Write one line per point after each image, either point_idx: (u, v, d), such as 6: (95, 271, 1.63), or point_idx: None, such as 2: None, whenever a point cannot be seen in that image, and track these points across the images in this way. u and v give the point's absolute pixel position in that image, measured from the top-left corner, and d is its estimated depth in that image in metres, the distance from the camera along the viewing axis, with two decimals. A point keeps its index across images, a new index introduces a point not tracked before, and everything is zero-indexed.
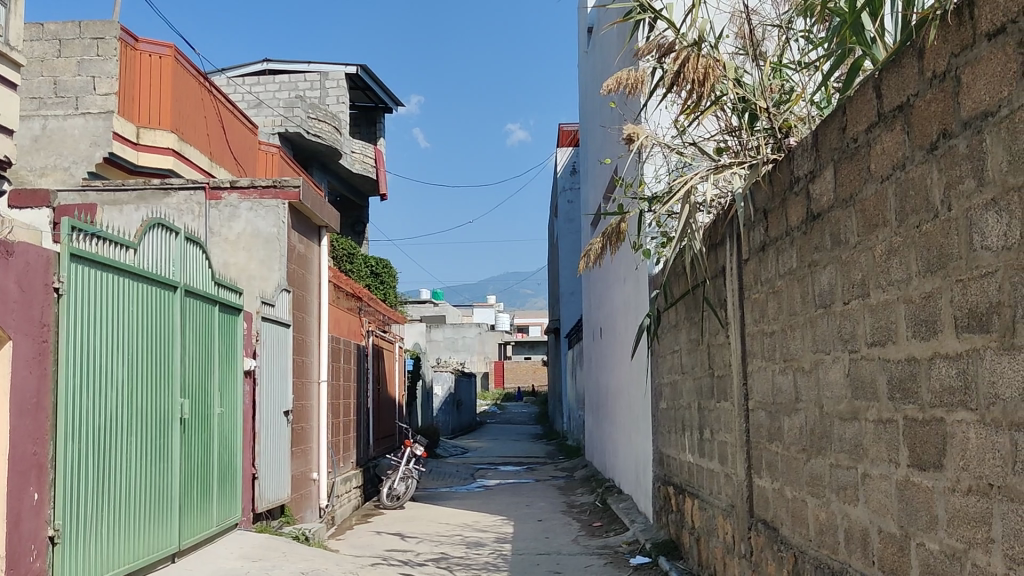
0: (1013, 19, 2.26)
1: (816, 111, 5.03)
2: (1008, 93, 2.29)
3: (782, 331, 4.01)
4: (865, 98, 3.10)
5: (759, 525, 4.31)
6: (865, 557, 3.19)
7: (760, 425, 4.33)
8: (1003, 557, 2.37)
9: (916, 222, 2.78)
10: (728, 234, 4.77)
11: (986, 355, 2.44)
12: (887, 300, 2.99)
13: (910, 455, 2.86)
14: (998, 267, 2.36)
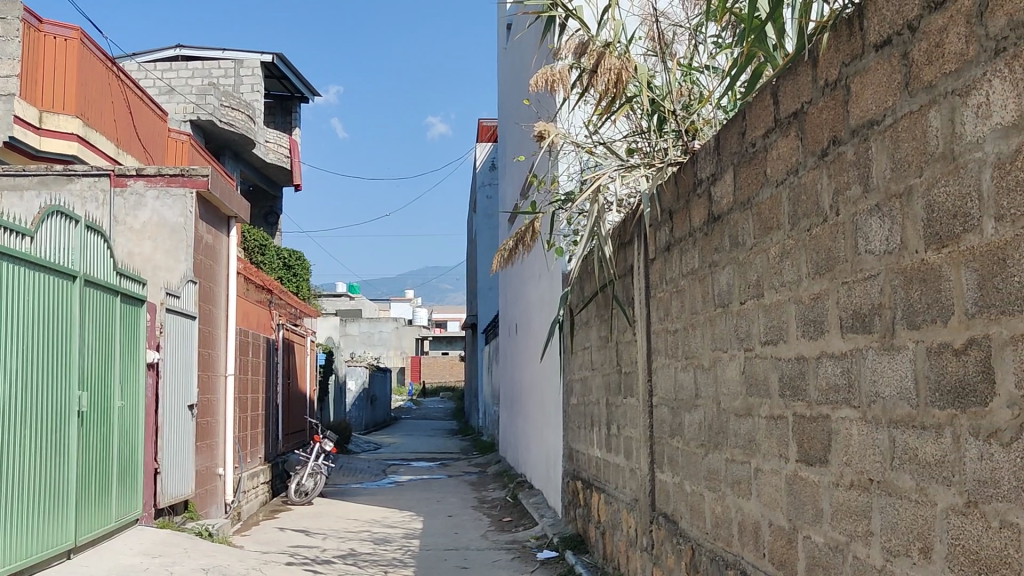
0: (898, 31, 2.35)
1: (721, 114, 5.15)
2: (892, 102, 2.39)
3: (683, 330, 4.09)
4: (763, 104, 3.18)
5: (660, 519, 4.39)
6: (757, 550, 3.27)
7: (663, 420, 4.41)
8: (882, 550, 2.47)
9: (807, 225, 2.87)
10: (636, 233, 4.84)
11: (868, 354, 2.53)
12: (780, 300, 3.08)
13: (798, 450, 2.95)
14: (880, 270, 2.45)
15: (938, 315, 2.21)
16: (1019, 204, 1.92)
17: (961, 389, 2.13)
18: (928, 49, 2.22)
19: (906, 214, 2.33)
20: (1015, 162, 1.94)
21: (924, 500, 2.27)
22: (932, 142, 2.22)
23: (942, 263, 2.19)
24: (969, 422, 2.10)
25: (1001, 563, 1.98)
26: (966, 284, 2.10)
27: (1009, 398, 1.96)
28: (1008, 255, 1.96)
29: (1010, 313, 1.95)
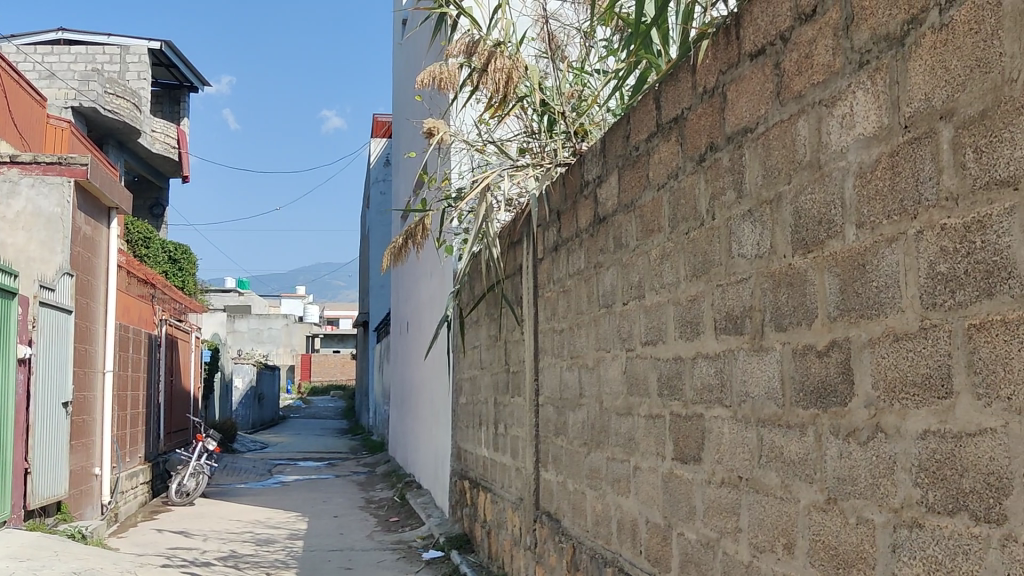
0: (771, 42, 2.42)
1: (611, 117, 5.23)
2: (765, 111, 2.46)
3: (569, 330, 4.13)
4: (647, 108, 3.24)
5: (544, 517, 4.42)
6: (634, 547, 3.32)
7: (548, 419, 4.44)
8: (749, 546, 2.53)
9: (686, 229, 2.93)
10: (525, 233, 4.87)
11: (739, 356, 2.61)
12: (659, 302, 3.14)
13: (674, 449, 3.01)
14: (751, 274, 2.52)
15: (803, 318, 2.29)
16: (878, 213, 2.00)
17: (823, 390, 2.22)
18: (798, 60, 2.30)
19: (776, 220, 2.41)
20: (874, 173, 2.02)
21: (787, 497, 2.35)
22: (800, 150, 2.30)
23: (807, 268, 2.27)
24: (830, 422, 2.17)
25: (858, 558, 2.06)
26: (829, 288, 2.18)
27: (866, 398, 2.05)
28: (868, 261, 2.04)
29: (869, 317, 2.04)
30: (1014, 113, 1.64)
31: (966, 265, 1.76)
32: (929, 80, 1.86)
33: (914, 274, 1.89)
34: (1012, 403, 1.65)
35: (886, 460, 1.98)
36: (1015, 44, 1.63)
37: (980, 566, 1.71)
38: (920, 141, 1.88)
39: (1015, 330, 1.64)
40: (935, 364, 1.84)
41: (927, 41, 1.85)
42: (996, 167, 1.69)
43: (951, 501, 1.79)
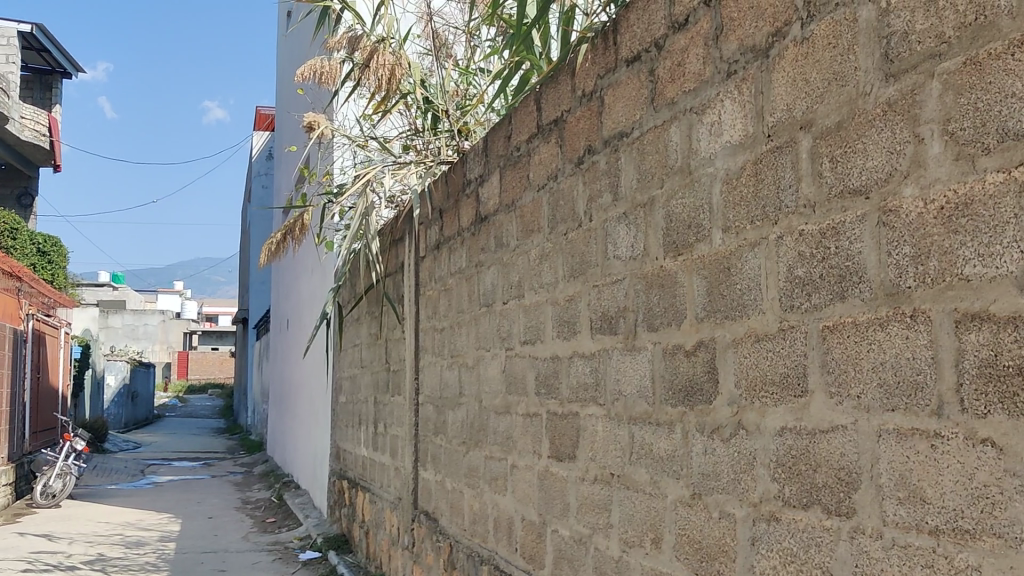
0: (646, 49, 2.48)
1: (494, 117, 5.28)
2: (640, 116, 2.52)
3: (449, 328, 4.13)
4: (528, 110, 3.27)
5: (422, 516, 4.41)
6: (509, 545, 3.34)
7: (427, 418, 4.43)
8: (619, 541, 2.58)
9: (564, 230, 2.97)
10: (407, 230, 4.85)
11: (613, 355, 2.66)
12: (538, 301, 3.17)
13: (550, 447, 3.04)
14: (626, 275, 2.58)
15: (673, 319, 2.35)
16: (742, 219, 2.08)
17: (690, 388, 2.28)
18: (671, 68, 2.36)
19: (649, 223, 2.47)
20: (739, 179, 2.10)
21: (655, 492, 2.40)
22: (672, 156, 2.36)
23: (677, 270, 2.33)
24: (696, 418, 2.24)
25: (719, 551, 2.12)
26: (697, 290, 2.25)
27: (730, 396, 2.12)
28: (732, 264, 2.11)
29: (732, 318, 2.11)
30: (867, 125, 1.73)
31: (822, 270, 1.84)
32: (791, 91, 1.94)
33: (775, 278, 1.97)
34: (861, 401, 1.74)
35: (747, 457, 2.05)
36: (869, 59, 1.73)
37: (831, 557, 1.79)
38: (782, 150, 1.96)
39: (865, 332, 1.73)
40: (792, 363, 1.92)
41: (789, 53, 1.93)
42: (850, 176, 1.78)
43: (806, 495, 1.87)
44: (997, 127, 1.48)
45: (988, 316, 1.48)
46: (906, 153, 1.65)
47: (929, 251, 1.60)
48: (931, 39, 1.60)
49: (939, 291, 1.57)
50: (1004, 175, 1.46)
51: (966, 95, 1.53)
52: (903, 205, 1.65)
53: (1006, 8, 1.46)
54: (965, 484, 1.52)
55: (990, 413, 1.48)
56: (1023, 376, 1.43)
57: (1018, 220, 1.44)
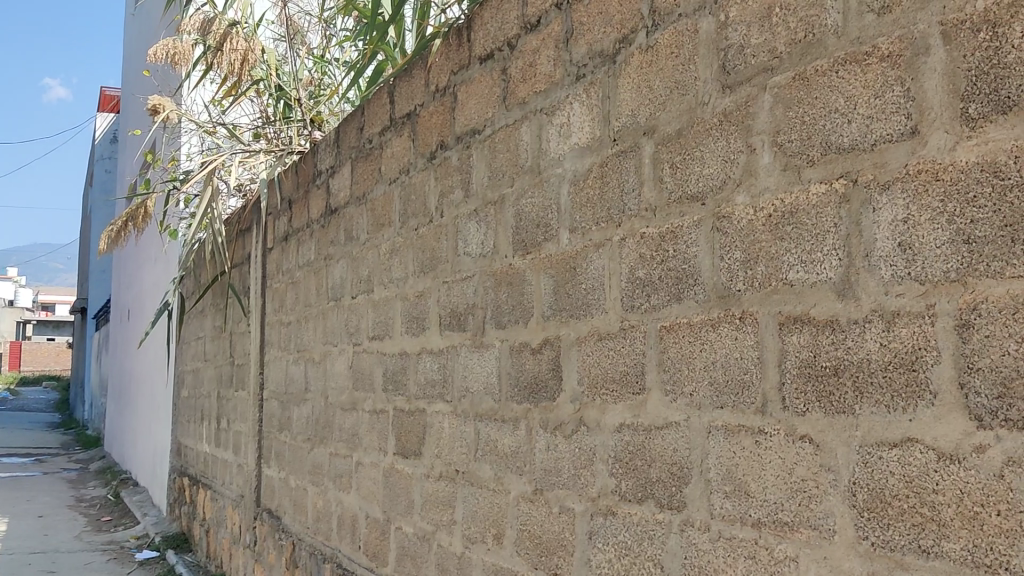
0: (499, 47, 2.50)
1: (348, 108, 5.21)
2: (492, 114, 2.53)
3: (297, 322, 4.05)
4: (381, 102, 3.25)
5: (264, 514, 4.31)
6: (353, 542, 3.30)
7: (272, 414, 4.33)
8: (462, 537, 2.58)
9: (415, 225, 2.96)
10: (254, 221, 4.73)
11: (461, 352, 2.66)
12: (386, 296, 3.15)
13: (396, 444, 3.03)
14: (475, 272, 2.59)
15: (520, 316, 2.37)
16: (589, 219, 2.12)
17: (535, 386, 2.31)
18: (523, 68, 2.39)
19: (498, 221, 2.48)
20: (586, 182, 2.14)
21: (499, 489, 2.42)
22: (522, 155, 2.39)
23: (525, 269, 2.36)
24: (540, 416, 2.27)
25: (559, 546, 2.16)
26: (544, 289, 2.28)
27: (572, 393, 2.16)
28: (578, 264, 2.15)
29: (577, 317, 2.15)
30: (704, 133, 1.80)
31: (660, 271, 1.90)
32: (636, 96, 1.99)
33: (617, 279, 2.02)
34: (693, 399, 1.80)
35: (586, 452, 2.09)
36: (709, 69, 1.79)
37: (663, 550, 1.85)
38: (626, 154, 2.01)
39: (698, 332, 1.79)
40: (631, 363, 1.97)
41: (634, 60, 1.99)
42: (688, 183, 1.84)
43: (640, 490, 1.92)
44: (820, 141, 1.57)
45: (809, 319, 1.57)
46: (738, 162, 1.72)
47: (758, 257, 1.67)
48: (764, 53, 1.68)
49: (766, 294, 1.65)
50: (827, 186, 1.55)
51: (794, 109, 1.61)
52: (735, 211, 1.72)
53: (832, 27, 1.54)
54: (786, 478, 1.60)
55: (809, 411, 1.56)
56: (838, 376, 1.52)
57: (838, 229, 1.53)
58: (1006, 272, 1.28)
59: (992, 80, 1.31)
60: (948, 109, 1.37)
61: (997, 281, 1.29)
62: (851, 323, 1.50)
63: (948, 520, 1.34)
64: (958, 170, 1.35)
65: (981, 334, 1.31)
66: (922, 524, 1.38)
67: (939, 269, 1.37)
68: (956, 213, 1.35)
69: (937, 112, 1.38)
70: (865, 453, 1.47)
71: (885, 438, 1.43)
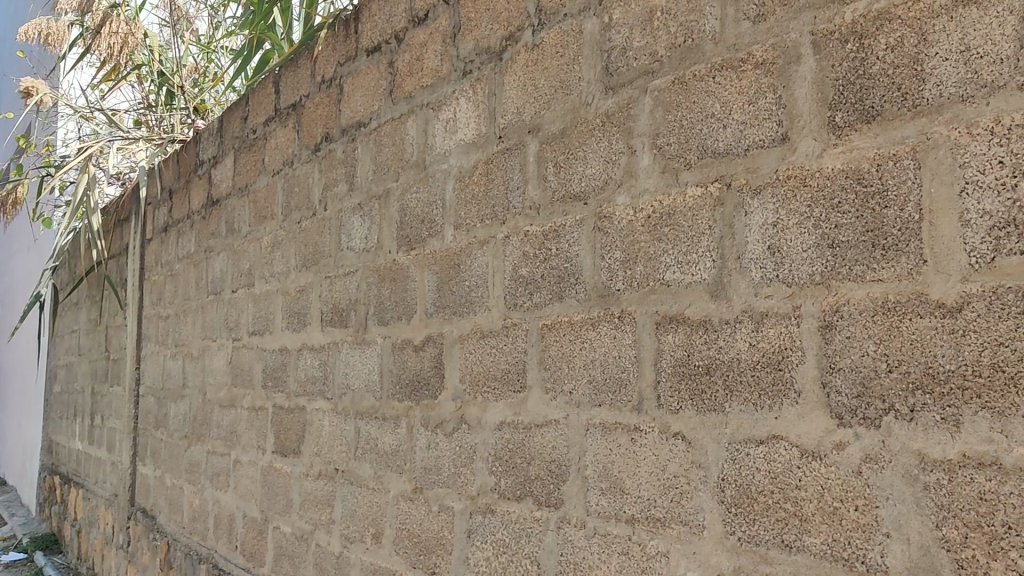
0: (387, 40, 2.47)
1: (233, 98, 5.09)
2: (378, 107, 2.50)
3: (175, 316, 3.92)
4: (266, 91, 3.17)
5: (138, 514, 4.16)
6: (229, 542, 3.22)
7: (148, 410, 4.19)
8: (340, 537, 2.54)
9: (298, 218, 2.90)
10: (133, 211, 4.56)
11: (342, 349, 2.62)
12: (267, 291, 3.08)
13: (275, 442, 2.96)
14: (358, 267, 2.56)
15: (403, 313, 2.35)
16: (473, 216, 2.11)
17: (416, 383, 2.29)
18: (410, 62, 2.37)
19: (382, 215, 2.46)
20: (471, 179, 2.13)
21: (378, 487, 2.39)
22: (408, 149, 2.36)
23: (409, 265, 2.34)
24: (421, 414, 2.25)
25: (437, 544, 2.14)
26: (427, 286, 2.26)
27: (454, 391, 2.15)
28: (461, 261, 2.14)
29: (459, 314, 2.14)
30: (587, 134, 1.81)
31: (542, 270, 1.91)
32: (521, 94, 1.99)
33: (500, 276, 2.02)
34: (572, 397, 1.81)
35: (466, 451, 2.09)
36: (593, 70, 1.81)
37: (539, 547, 1.85)
38: (511, 152, 2.01)
39: (579, 331, 1.81)
40: (513, 360, 1.97)
41: (521, 57, 1.99)
42: (571, 182, 1.85)
43: (519, 488, 1.93)
44: (698, 144, 1.60)
45: (684, 319, 1.60)
46: (620, 163, 1.74)
47: (636, 258, 1.69)
48: (645, 56, 1.70)
49: (643, 294, 1.68)
50: (703, 189, 1.58)
51: (673, 112, 1.64)
52: (616, 212, 1.74)
53: (711, 33, 1.58)
54: (658, 475, 1.62)
55: (682, 409, 1.59)
56: (709, 375, 1.55)
57: (712, 231, 1.56)
58: (866, 275, 1.33)
59: (858, 90, 1.36)
60: (816, 117, 1.41)
61: (858, 284, 1.34)
62: (723, 322, 1.53)
63: (810, 515, 1.38)
64: (824, 176, 1.39)
65: (843, 335, 1.35)
66: (785, 519, 1.42)
67: (805, 272, 1.41)
68: (822, 217, 1.39)
69: (806, 120, 1.43)
70: (733, 450, 1.50)
71: (752, 435, 1.47)
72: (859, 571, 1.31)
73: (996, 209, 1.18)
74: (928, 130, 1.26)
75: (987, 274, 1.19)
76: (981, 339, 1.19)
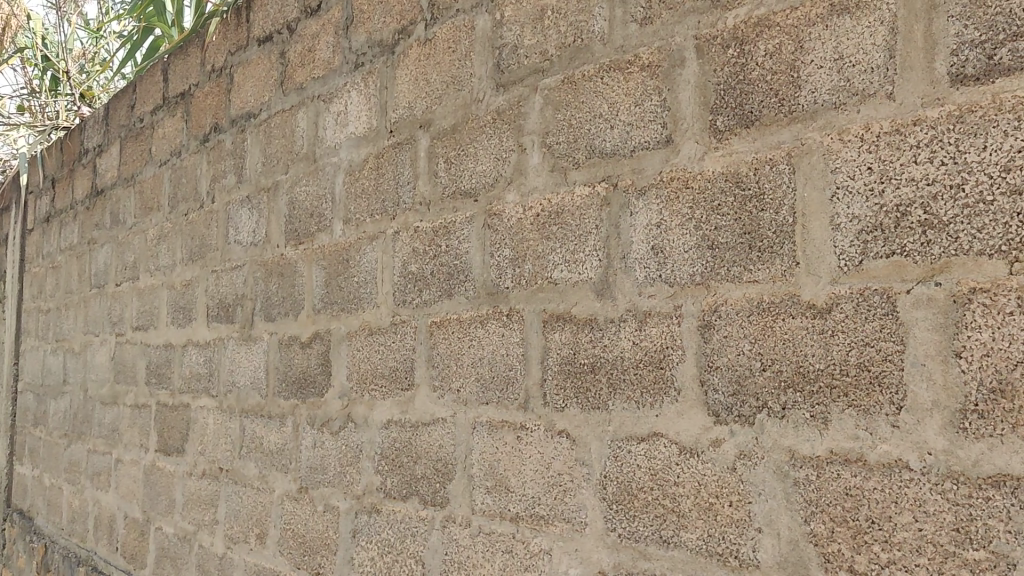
0: (278, 30, 2.42)
1: (122, 85, 4.92)
2: (268, 98, 2.45)
3: (56, 310, 3.78)
4: (155, 79, 3.08)
5: (14, 516, 3.99)
6: (109, 544, 3.12)
7: (27, 408, 4.02)
8: (223, 537, 2.48)
9: (185, 210, 2.82)
10: (13, 199, 4.37)
11: (228, 345, 2.56)
12: (152, 284, 2.99)
13: (158, 440, 2.88)
14: (245, 261, 2.50)
15: (289, 309, 2.31)
16: (362, 211, 2.09)
17: (302, 381, 2.25)
18: (302, 53, 2.33)
19: (270, 208, 2.41)
20: (361, 173, 2.10)
21: (263, 486, 2.35)
22: (297, 142, 2.32)
23: (297, 260, 2.30)
24: (307, 412, 2.22)
25: (322, 544, 2.11)
26: (315, 281, 2.23)
27: (341, 389, 2.12)
28: (350, 256, 2.12)
29: (347, 311, 2.11)
30: (477, 130, 1.81)
31: (431, 267, 1.90)
32: (412, 89, 1.97)
33: (389, 272, 2.00)
34: (460, 395, 1.81)
35: (352, 450, 2.06)
36: (483, 67, 1.80)
37: (424, 546, 1.84)
38: (401, 146, 1.99)
39: (467, 329, 1.80)
40: (401, 358, 1.95)
41: (413, 52, 1.97)
42: (461, 179, 1.84)
43: (405, 487, 1.91)
44: (585, 144, 1.61)
45: (570, 317, 1.61)
46: (510, 161, 1.74)
47: (525, 256, 1.69)
48: (536, 55, 1.70)
49: (531, 292, 1.68)
50: (590, 189, 1.59)
51: (563, 112, 1.64)
52: (505, 209, 1.74)
53: (599, 34, 1.59)
54: (542, 473, 1.63)
55: (566, 407, 1.60)
56: (594, 373, 1.56)
57: (599, 230, 1.57)
58: (743, 276, 1.35)
59: (738, 94, 1.39)
60: (699, 120, 1.44)
61: (735, 285, 1.36)
62: (608, 321, 1.54)
63: (687, 511, 1.40)
64: (705, 179, 1.42)
65: (721, 334, 1.38)
66: (664, 515, 1.44)
67: (686, 272, 1.43)
68: (702, 219, 1.41)
69: (689, 123, 1.45)
70: (615, 447, 1.51)
71: (634, 433, 1.49)
72: (733, 565, 1.34)
73: (864, 214, 1.22)
74: (803, 135, 1.30)
75: (855, 276, 1.23)
76: (849, 339, 1.22)
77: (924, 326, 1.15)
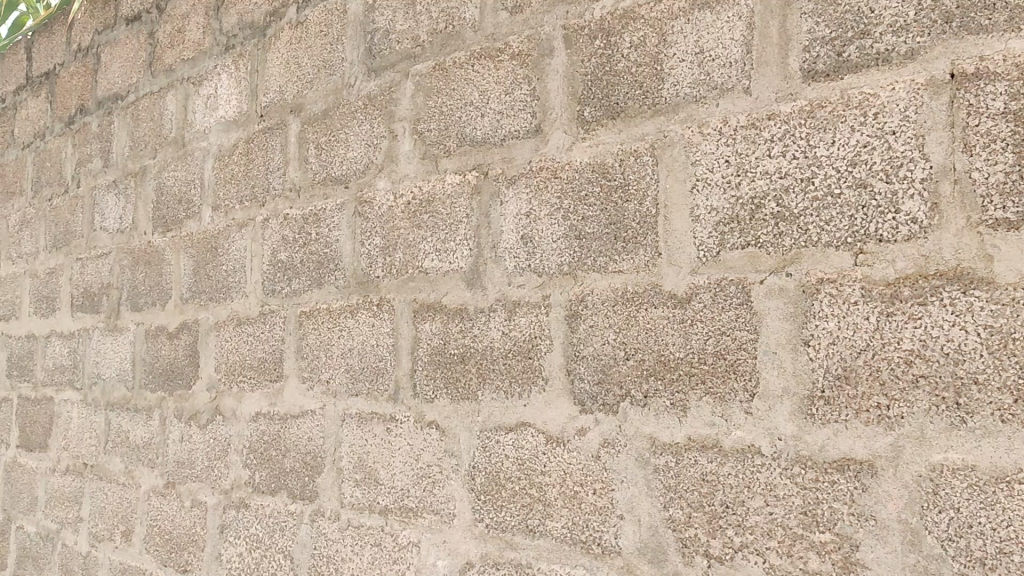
0: (146, 10, 2.34)
1: None
2: (136, 80, 2.37)
3: None
4: (18, 58, 2.94)
5: None
6: None
7: None
8: (88, 536, 2.40)
9: (49, 195, 2.70)
10: None
11: (93, 336, 2.46)
12: (14, 272, 2.86)
13: (20, 436, 2.75)
14: (111, 249, 2.41)
15: (156, 298, 2.24)
16: (231, 197, 2.03)
17: (169, 372, 2.18)
18: (171, 33, 2.25)
19: (138, 194, 2.33)
20: (231, 158, 2.05)
21: (129, 482, 2.27)
22: (165, 125, 2.25)
23: (164, 247, 2.23)
24: (174, 405, 2.15)
25: (189, 541, 2.05)
26: (183, 269, 2.16)
27: (208, 381, 2.06)
28: (218, 244, 2.06)
29: (216, 301, 2.06)
30: (348, 116, 1.78)
31: (301, 255, 1.86)
32: (283, 73, 1.93)
33: (258, 261, 1.95)
34: (329, 386, 1.78)
35: (220, 443, 2.01)
36: (355, 51, 1.77)
37: (292, 540, 1.81)
38: (272, 131, 1.95)
39: (337, 319, 1.77)
40: (270, 349, 1.91)
41: (284, 35, 1.93)
42: (332, 165, 1.81)
43: (273, 480, 1.87)
44: (456, 132, 1.59)
45: (440, 307, 1.59)
46: (380, 148, 1.72)
47: (396, 244, 1.68)
48: (407, 40, 1.68)
49: (402, 281, 1.66)
50: (460, 177, 1.58)
51: (434, 98, 1.63)
52: (376, 197, 1.72)
53: (470, 21, 1.58)
54: (411, 464, 1.61)
55: (436, 398, 1.59)
56: (464, 363, 1.55)
57: (469, 220, 1.56)
58: (608, 267, 1.36)
59: (604, 86, 1.39)
60: (567, 111, 1.44)
61: (601, 275, 1.37)
62: (478, 311, 1.54)
63: (552, 499, 1.41)
64: (572, 169, 1.42)
65: (587, 324, 1.39)
66: (529, 504, 1.44)
67: (554, 262, 1.44)
68: (569, 210, 1.42)
69: (557, 113, 1.45)
70: (483, 438, 1.51)
71: (502, 422, 1.48)
72: (595, 552, 1.35)
73: (722, 206, 1.24)
74: (665, 128, 1.31)
75: (713, 267, 1.25)
76: (707, 328, 1.24)
77: (776, 315, 1.18)
